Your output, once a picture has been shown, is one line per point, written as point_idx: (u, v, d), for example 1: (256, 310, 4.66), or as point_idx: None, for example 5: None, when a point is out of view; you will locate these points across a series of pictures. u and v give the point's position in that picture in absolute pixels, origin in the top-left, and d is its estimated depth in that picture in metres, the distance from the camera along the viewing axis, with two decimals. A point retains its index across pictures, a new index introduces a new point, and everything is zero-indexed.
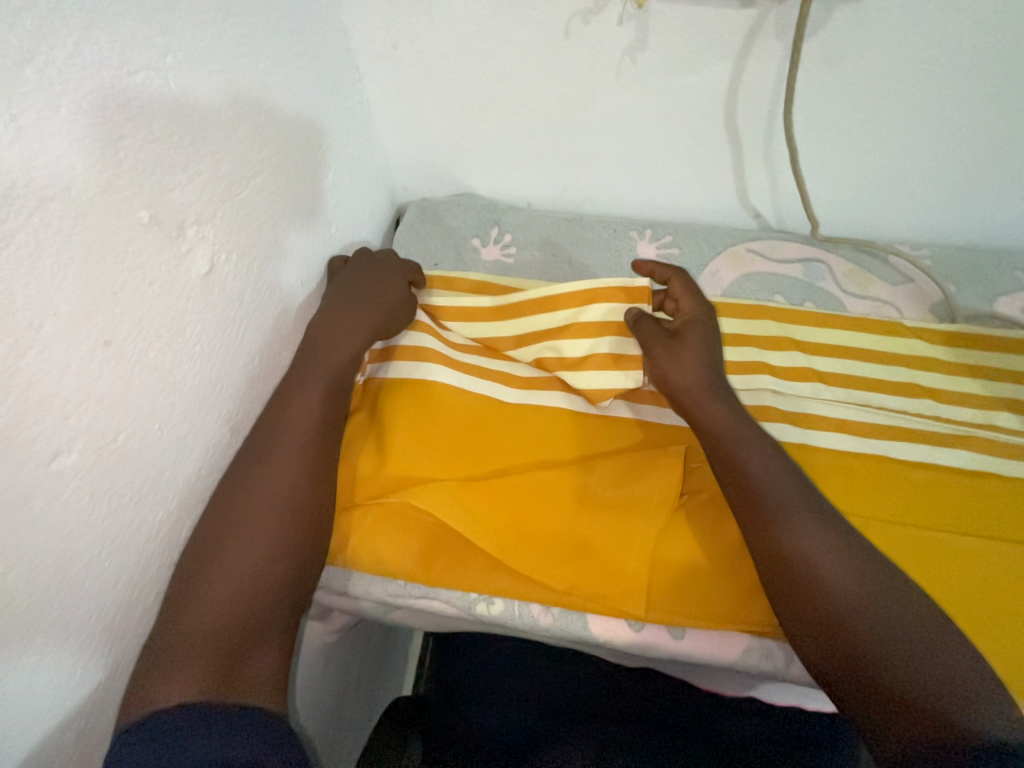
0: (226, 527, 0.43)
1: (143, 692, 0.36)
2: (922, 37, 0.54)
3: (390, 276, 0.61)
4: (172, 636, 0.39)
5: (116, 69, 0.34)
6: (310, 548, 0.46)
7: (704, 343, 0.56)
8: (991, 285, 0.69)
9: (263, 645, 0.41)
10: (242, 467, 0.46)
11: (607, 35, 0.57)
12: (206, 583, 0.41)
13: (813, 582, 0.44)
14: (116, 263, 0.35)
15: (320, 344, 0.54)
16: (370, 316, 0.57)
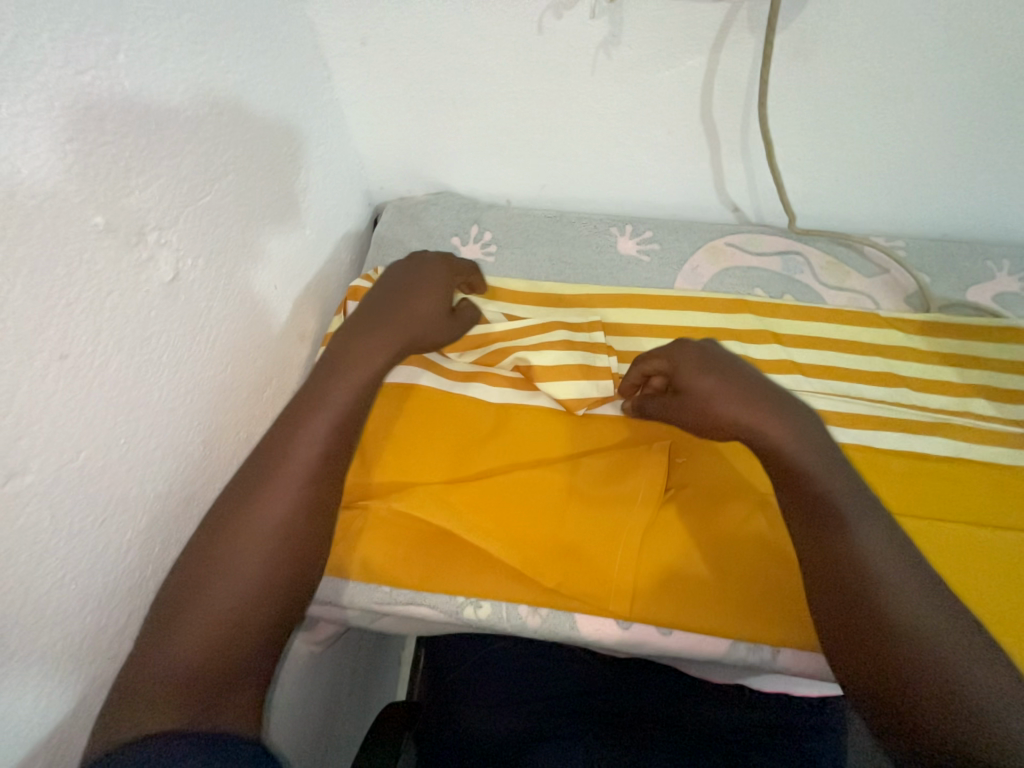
0: (224, 538, 0.41)
1: (117, 718, 0.35)
2: (890, 29, 0.54)
3: (432, 281, 0.58)
4: (152, 659, 0.37)
5: (60, 69, 0.32)
6: (305, 570, 0.44)
7: (720, 395, 0.50)
8: (964, 273, 0.70)
9: (244, 669, 0.39)
10: (245, 483, 0.44)
11: (580, 30, 0.57)
12: (193, 604, 0.39)
13: (851, 584, 0.40)
14: (69, 273, 0.34)
15: (349, 352, 0.50)
16: (408, 325, 0.54)
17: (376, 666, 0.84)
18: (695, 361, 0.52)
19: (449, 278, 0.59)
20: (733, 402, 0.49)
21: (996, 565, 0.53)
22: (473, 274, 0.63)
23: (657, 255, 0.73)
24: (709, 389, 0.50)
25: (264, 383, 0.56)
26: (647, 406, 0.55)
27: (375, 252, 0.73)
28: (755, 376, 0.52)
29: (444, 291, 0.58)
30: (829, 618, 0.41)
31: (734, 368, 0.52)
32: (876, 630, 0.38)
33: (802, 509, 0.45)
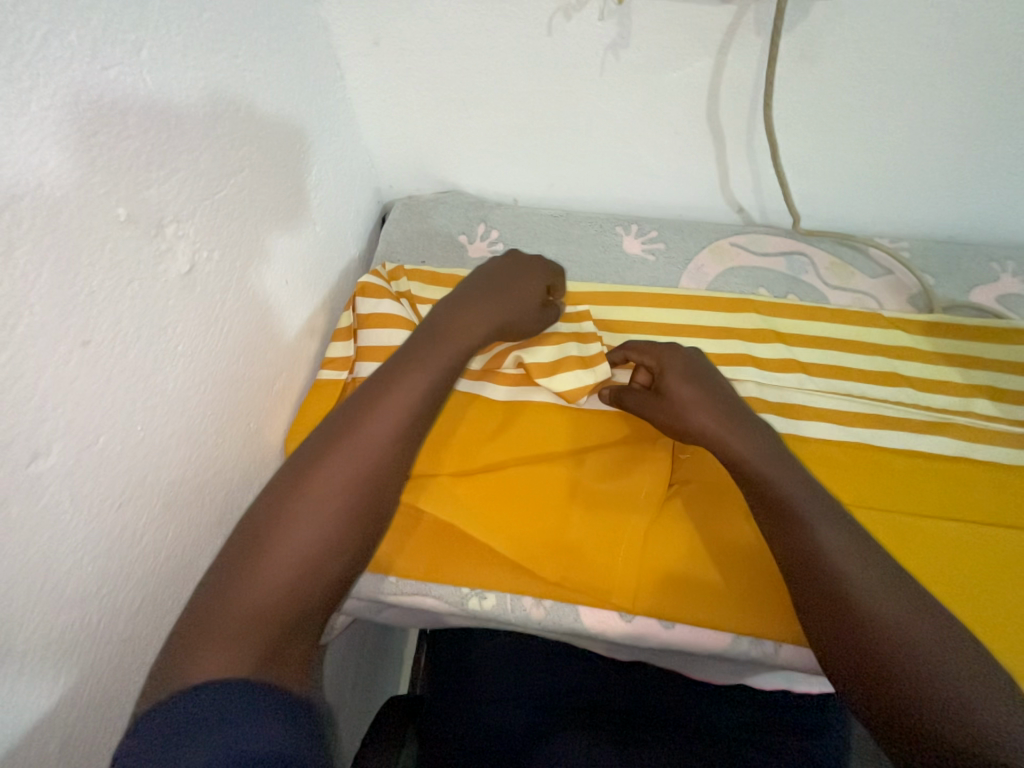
0: (302, 494, 0.43)
1: (184, 660, 0.36)
2: (895, 32, 0.55)
3: (527, 277, 0.60)
4: (220, 609, 0.38)
5: (87, 64, 0.33)
6: (368, 543, 0.44)
7: (693, 390, 0.54)
8: (968, 275, 0.70)
9: (303, 624, 0.40)
10: (319, 451, 0.45)
11: (589, 32, 0.58)
12: (262, 560, 0.40)
13: (830, 589, 0.41)
14: (92, 262, 0.35)
15: (440, 334, 0.53)
16: (496, 315, 0.57)
17: (379, 661, 0.85)
18: (678, 366, 0.56)
19: (543, 277, 0.62)
20: (705, 412, 0.52)
21: (998, 563, 0.53)
22: (562, 277, 0.64)
23: (663, 254, 0.74)
24: (686, 394, 0.54)
25: (274, 376, 0.57)
26: (625, 401, 0.58)
27: (384, 250, 0.74)
28: (729, 387, 0.55)
29: (536, 289, 0.60)
30: (813, 624, 0.42)
31: (708, 375, 0.55)
32: (858, 633, 0.39)
33: (774, 516, 0.46)
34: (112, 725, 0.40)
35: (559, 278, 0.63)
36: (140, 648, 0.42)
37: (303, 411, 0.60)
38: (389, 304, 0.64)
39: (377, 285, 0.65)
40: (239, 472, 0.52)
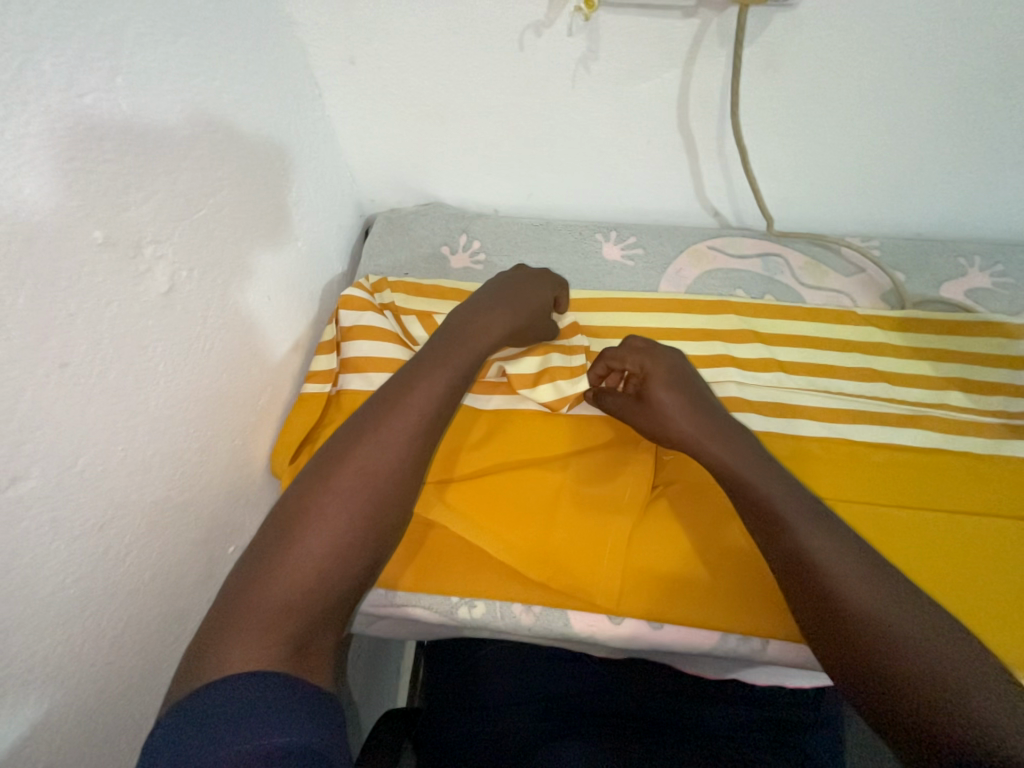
0: (326, 491, 0.43)
1: (217, 650, 0.36)
2: (854, 40, 0.57)
3: (542, 282, 0.62)
4: (252, 600, 0.38)
5: (62, 92, 0.34)
6: (392, 537, 0.45)
7: (670, 399, 0.55)
8: (937, 272, 0.72)
9: (329, 618, 0.40)
10: (346, 447, 0.46)
11: (560, 47, 0.59)
12: (293, 554, 0.40)
13: (815, 587, 0.42)
14: (70, 285, 0.35)
15: (460, 333, 0.54)
16: (513, 317, 0.57)
17: (375, 674, 0.84)
18: (661, 372, 0.56)
19: (553, 287, 0.63)
20: (687, 418, 0.53)
21: (975, 551, 0.55)
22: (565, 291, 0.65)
23: (641, 259, 0.75)
24: (668, 400, 0.55)
25: (258, 391, 0.57)
26: (604, 405, 0.60)
27: (367, 263, 0.75)
28: (711, 398, 0.56)
29: (545, 297, 0.61)
30: (806, 623, 0.42)
31: (690, 381, 0.56)
32: (843, 627, 0.39)
33: (758, 518, 0.47)
34: (97, 749, 0.39)
35: (563, 291, 0.64)
36: (125, 669, 0.41)
37: (288, 425, 0.60)
38: (372, 316, 0.65)
39: (360, 298, 0.65)
40: (225, 488, 0.52)
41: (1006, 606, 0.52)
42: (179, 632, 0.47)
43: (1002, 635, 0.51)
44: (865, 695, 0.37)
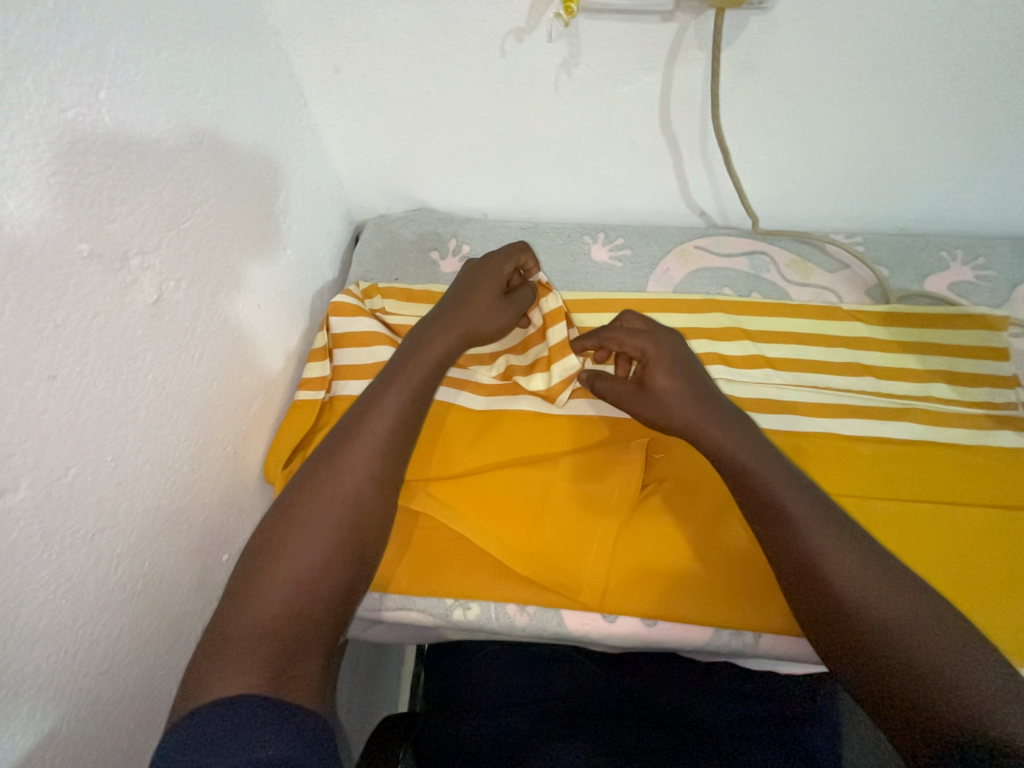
0: (291, 520, 0.44)
1: (201, 678, 0.37)
2: (831, 43, 0.58)
3: (490, 270, 0.60)
4: (229, 627, 0.39)
5: (45, 107, 0.34)
6: (365, 554, 0.46)
7: (675, 388, 0.53)
8: (920, 266, 0.73)
9: (309, 643, 0.40)
10: (315, 471, 0.47)
11: (541, 53, 0.60)
12: (266, 579, 0.41)
13: (813, 582, 0.42)
14: (57, 297, 0.36)
15: (413, 348, 0.55)
16: (463, 323, 0.57)
17: (375, 681, 0.84)
18: (663, 357, 0.54)
19: (505, 260, 0.61)
20: (690, 407, 0.52)
21: (964, 541, 0.55)
22: (528, 251, 0.62)
23: (629, 260, 0.76)
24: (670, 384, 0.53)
25: (250, 399, 0.57)
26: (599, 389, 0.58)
27: (358, 269, 0.76)
28: (713, 384, 0.55)
29: (499, 285, 0.60)
30: (806, 623, 0.42)
31: (688, 367, 0.55)
32: (842, 620, 0.40)
33: (756, 520, 0.47)
34: (94, 758, 0.39)
35: (521, 252, 0.62)
36: (119, 680, 0.41)
37: (281, 432, 0.60)
38: (363, 322, 0.65)
39: (350, 304, 0.66)
40: (218, 495, 0.52)
41: (995, 592, 0.53)
42: (174, 640, 0.47)
43: (990, 622, 0.52)
44: (863, 684, 0.38)
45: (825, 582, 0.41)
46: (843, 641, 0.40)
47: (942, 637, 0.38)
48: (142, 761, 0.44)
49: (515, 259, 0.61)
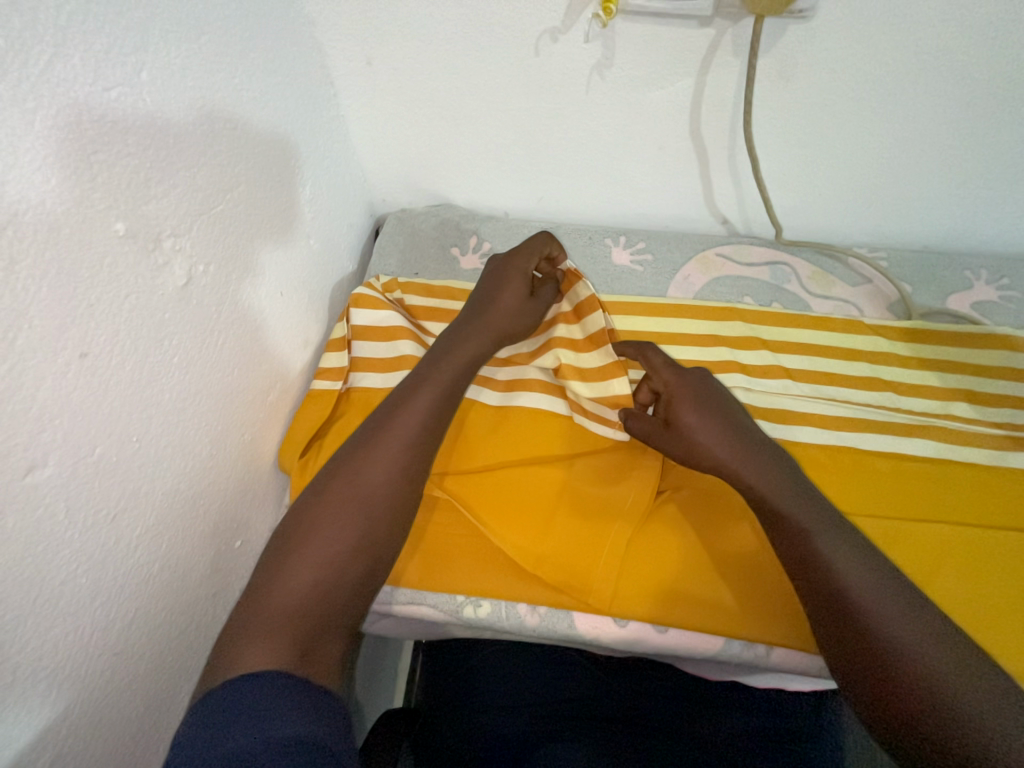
0: (321, 504, 0.44)
1: (228, 654, 0.37)
2: (868, 54, 0.57)
3: (518, 270, 0.59)
4: (257, 605, 0.39)
5: (89, 85, 0.34)
6: (391, 544, 0.46)
7: (707, 425, 0.51)
8: (943, 284, 0.73)
9: (331, 626, 0.40)
10: (345, 458, 0.47)
11: (575, 53, 0.60)
12: (295, 561, 0.41)
13: (832, 593, 0.42)
14: (92, 275, 0.36)
15: (446, 345, 0.55)
16: (493, 322, 0.57)
17: (374, 674, 0.84)
18: (687, 393, 0.54)
19: (530, 255, 0.60)
20: (720, 442, 0.50)
21: (979, 562, 0.55)
22: (552, 242, 0.62)
23: (650, 265, 0.75)
24: (697, 423, 0.52)
25: (269, 386, 0.57)
26: (631, 428, 0.56)
27: (378, 262, 0.76)
28: (743, 412, 0.54)
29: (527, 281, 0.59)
30: (822, 635, 0.42)
31: (718, 400, 0.54)
32: (860, 636, 0.40)
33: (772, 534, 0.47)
34: (103, 737, 0.39)
35: (544, 246, 0.61)
36: (131, 661, 0.41)
37: (297, 422, 0.60)
38: (383, 315, 0.65)
39: (371, 296, 0.66)
40: (233, 482, 0.52)
41: (1008, 613, 0.52)
42: (186, 623, 0.47)
43: (1002, 644, 0.51)
44: (871, 703, 0.38)
45: (844, 596, 0.41)
46: (858, 656, 0.39)
47: (957, 661, 0.38)
48: (149, 744, 0.44)
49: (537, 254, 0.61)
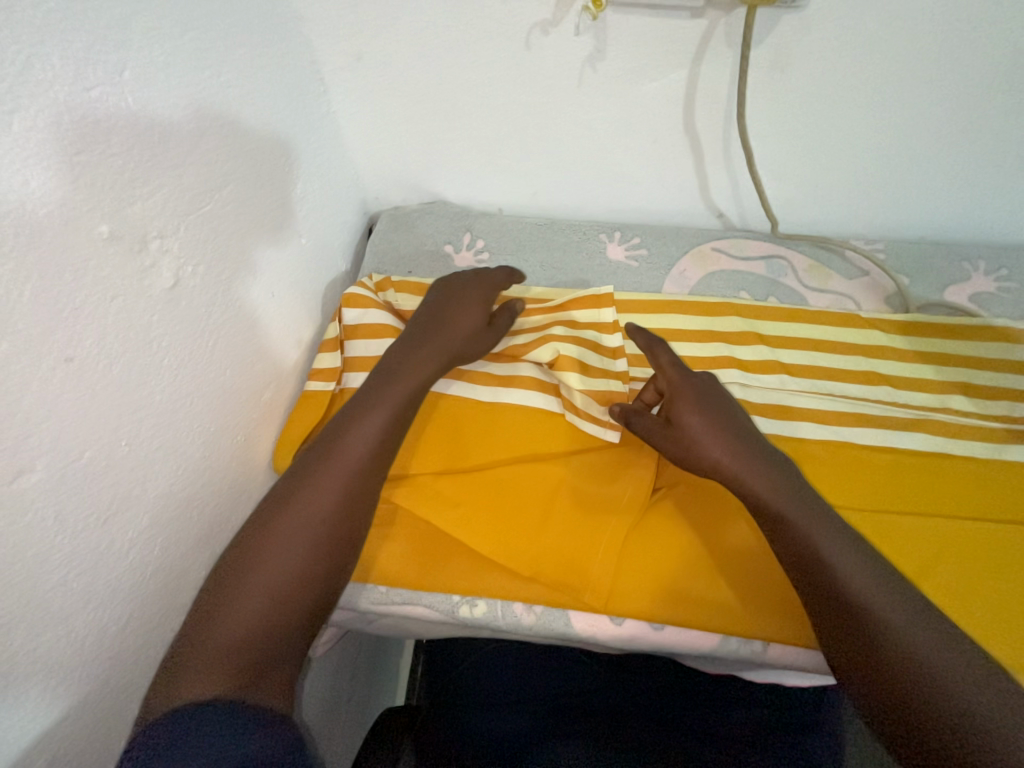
0: (268, 527, 0.44)
1: (167, 685, 0.36)
2: (863, 44, 0.57)
3: (469, 298, 0.62)
4: (200, 635, 0.38)
5: (70, 85, 0.34)
6: (341, 568, 0.45)
7: (710, 426, 0.53)
8: (940, 275, 0.72)
9: (283, 649, 0.40)
10: (294, 482, 0.47)
11: (567, 47, 0.59)
12: (244, 588, 0.41)
13: (827, 587, 0.43)
14: (76, 278, 0.35)
15: (396, 367, 0.55)
16: (447, 345, 0.58)
17: (375, 672, 0.84)
18: (688, 394, 0.54)
19: (479, 286, 0.63)
20: (719, 445, 0.51)
21: (977, 555, 0.55)
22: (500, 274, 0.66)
23: (646, 260, 0.75)
24: (700, 427, 0.53)
25: (262, 388, 0.57)
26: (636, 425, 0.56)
27: (371, 260, 0.75)
28: (741, 415, 0.55)
29: (476, 309, 0.62)
30: (823, 631, 0.42)
31: (721, 404, 0.55)
32: (858, 627, 0.40)
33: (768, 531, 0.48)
34: (100, 740, 0.39)
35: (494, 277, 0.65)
36: (126, 665, 0.41)
37: (291, 423, 0.60)
38: (377, 315, 0.65)
39: (364, 296, 0.65)
40: (228, 484, 0.52)
41: (1007, 605, 0.52)
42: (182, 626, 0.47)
43: (1000, 636, 0.51)
44: (874, 698, 0.38)
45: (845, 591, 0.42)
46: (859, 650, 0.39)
47: (953, 652, 0.38)
48: None
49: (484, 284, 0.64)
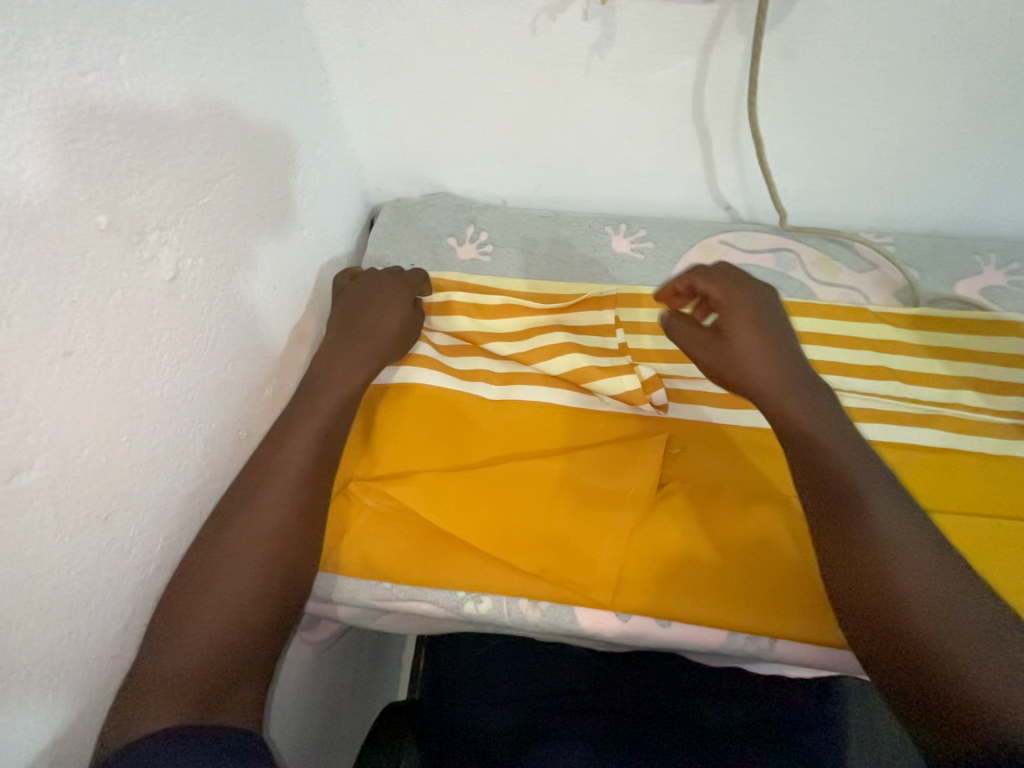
0: (216, 552, 0.44)
1: (126, 716, 0.36)
2: (877, 30, 0.55)
3: (394, 300, 0.60)
4: (156, 666, 0.39)
5: (64, 70, 0.33)
6: (296, 582, 0.46)
7: (755, 343, 0.51)
8: (951, 270, 0.71)
9: (245, 670, 0.41)
10: (235, 504, 0.46)
11: (574, 32, 0.58)
12: (194, 616, 0.41)
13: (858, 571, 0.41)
14: (72, 270, 0.34)
15: (326, 380, 0.54)
16: (372, 346, 0.57)
17: (377, 667, 0.84)
18: (746, 311, 0.52)
19: (393, 281, 0.62)
20: (764, 364, 0.50)
21: (987, 553, 0.54)
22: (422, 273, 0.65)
23: (652, 253, 0.74)
24: (748, 343, 0.51)
25: (264, 381, 0.56)
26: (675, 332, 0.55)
27: (374, 253, 0.74)
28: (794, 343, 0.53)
29: (395, 304, 0.60)
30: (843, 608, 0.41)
31: (775, 324, 0.52)
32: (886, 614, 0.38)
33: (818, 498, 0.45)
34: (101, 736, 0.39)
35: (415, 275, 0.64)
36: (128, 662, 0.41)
37: None
38: None
39: None
40: None
41: (1017, 603, 0.52)
42: None
43: None
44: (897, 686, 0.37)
45: (895, 579, 0.39)
46: (890, 640, 0.38)
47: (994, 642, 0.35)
48: None
49: (402, 282, 0.63)
